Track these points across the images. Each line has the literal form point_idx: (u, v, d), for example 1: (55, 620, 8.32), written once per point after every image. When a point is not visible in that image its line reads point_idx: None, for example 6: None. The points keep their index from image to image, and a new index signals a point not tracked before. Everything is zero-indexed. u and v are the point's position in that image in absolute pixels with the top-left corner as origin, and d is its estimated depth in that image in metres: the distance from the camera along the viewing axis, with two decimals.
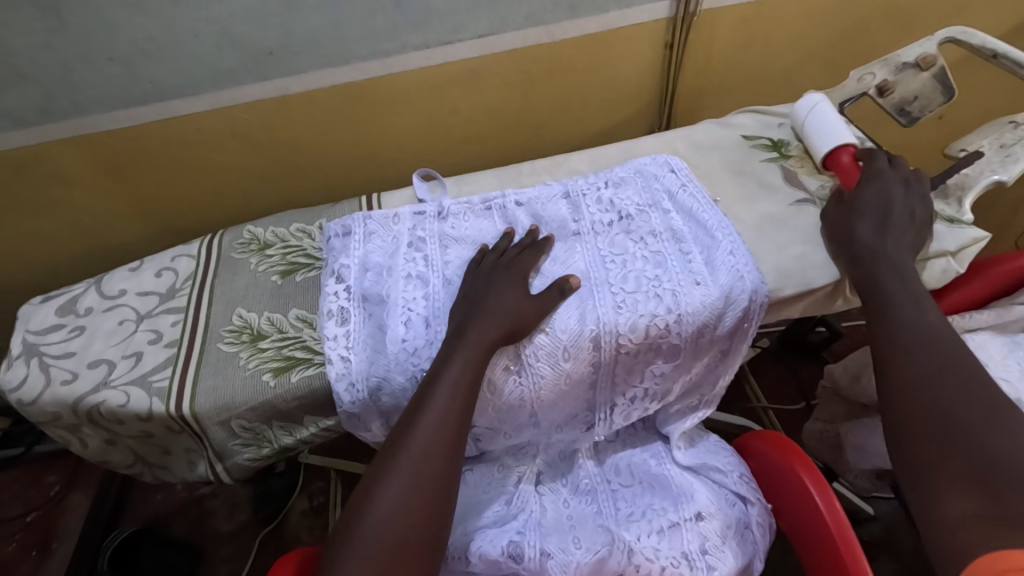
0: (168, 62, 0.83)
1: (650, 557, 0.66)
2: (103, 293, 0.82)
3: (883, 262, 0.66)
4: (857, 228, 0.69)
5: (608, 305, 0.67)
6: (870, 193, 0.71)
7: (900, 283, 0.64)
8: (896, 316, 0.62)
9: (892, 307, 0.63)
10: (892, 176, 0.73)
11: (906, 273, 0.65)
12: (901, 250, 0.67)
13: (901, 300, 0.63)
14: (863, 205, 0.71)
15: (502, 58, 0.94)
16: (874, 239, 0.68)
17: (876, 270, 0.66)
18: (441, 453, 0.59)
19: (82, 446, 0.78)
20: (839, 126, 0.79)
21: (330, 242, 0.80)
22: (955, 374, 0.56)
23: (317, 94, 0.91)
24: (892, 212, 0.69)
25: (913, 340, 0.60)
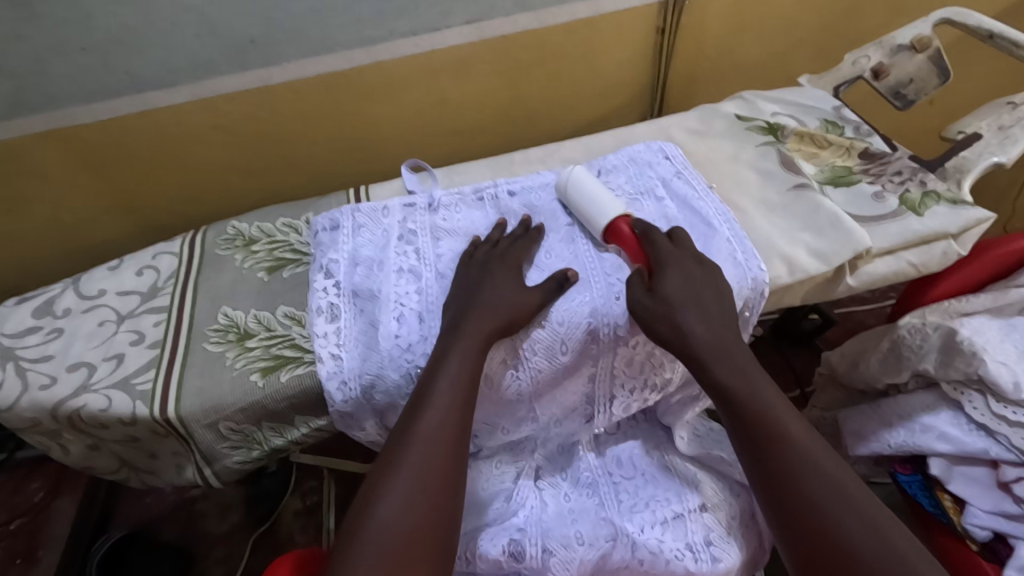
0: (146, 52, 0.80)
1: (654, 549, 0.65)
2: (82, 293, 0.79)
3: (735, 366, 0.60)
4: (681, 325, 0.61)
5: (602, 292, 0.66)
6: (670, 287, 0.62)
7: (756, 390, 0.59)
8: (760, 432, 0.57)
9: (757, 423, 0.58)
10: (684, 256, 0.65)
11: (747, 368, 0.60)
12: (733, 346, 0.61)
13: (764, 413, 0.58)
14: (673, 301, 0.62)
15: (492, 45, 0.92)
16: (707, 336, 0.61)
17: (723, 378, 0.60)
18: (448, 448, 0.58)
19: (64, 452, 0.75)
20: (602, 197, 0.70)
21: (317, 236, 0.78)
22: (838, 502, 0.53)
23: (301, 85, 0.89)
24: (689, 309, 0.62)
25: (774, 440, 0.57)
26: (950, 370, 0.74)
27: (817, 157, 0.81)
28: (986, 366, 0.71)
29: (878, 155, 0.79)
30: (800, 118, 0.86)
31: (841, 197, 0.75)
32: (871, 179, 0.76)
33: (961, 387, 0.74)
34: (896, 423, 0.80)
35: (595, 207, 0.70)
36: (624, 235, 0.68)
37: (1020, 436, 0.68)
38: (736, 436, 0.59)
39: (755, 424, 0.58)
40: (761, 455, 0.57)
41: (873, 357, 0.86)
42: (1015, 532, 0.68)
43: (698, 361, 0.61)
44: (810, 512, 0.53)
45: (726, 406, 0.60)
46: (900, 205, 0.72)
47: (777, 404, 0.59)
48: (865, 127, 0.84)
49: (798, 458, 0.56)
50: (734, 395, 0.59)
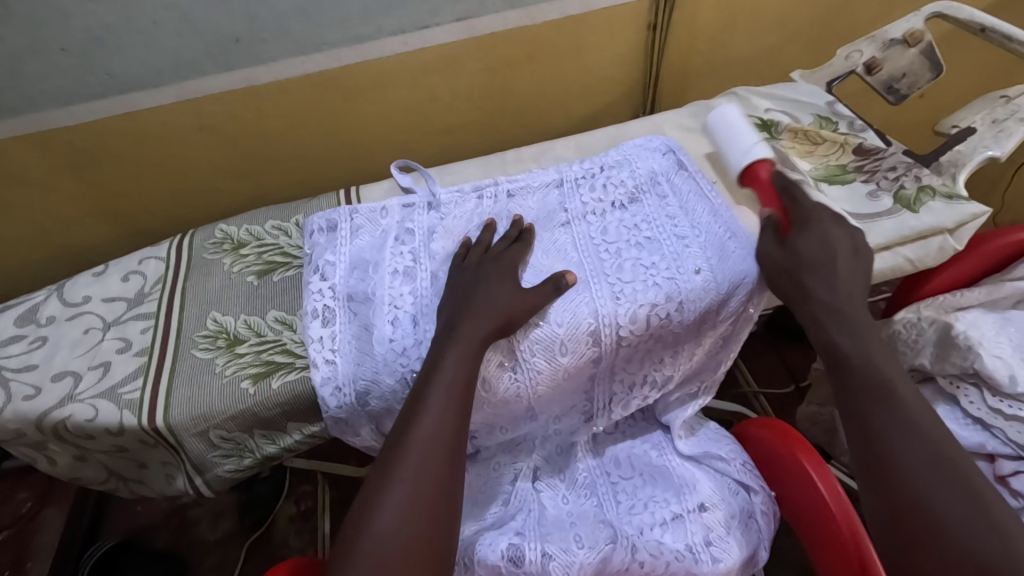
0: (127, 53, 0.78)
1: (654, 551, 0.64)
2: (65, 300, 0.77)
3: (851, 326, 0.60)
4: (804, 280, 0.62)
5: (669, 270, 0.66)
6: (807, 243, 0.64)
7: (866, 349, 0.59)
8: (866, 389, 0.57)
9: (865, 383, 0.57)
10: (825, 219, 0.66)
11: (860, 330, 0.60)
12: (853, 307, 0.61)
13: (872, 375, 0.57)
14: (805, 259, 0.63)
15: (482, 43, 0.91)
16: (828, 294, 0.61)
17: (833, 335, 0.60)
18: (442, 462, 0.56)
19: (50, 463, 0.73)
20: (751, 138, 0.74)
21: (312, 236, 0.76)
22: (944, 474, 0.52)
23: (287, 84, 0.87)
24: (827, 263, 0.63)
25: (875, 395, 0.56)
26: (946, 365, 0.74)
27: (812, 154, 0.80)
28: (982, 360, 0.70)
29: (873, 150, 0.79)
30: (793, 114, 0.86)
31: (837, 194, 0.75)
32: (865, 177, 0.76)
33: (957, 381, 0.75)
34: None
35: (742, 151, 0.73)
36: (761, 180, 0.72)
37: (1015, 430, 0.68)
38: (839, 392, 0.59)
39: (864, 383, 0.57)
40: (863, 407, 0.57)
41: None
42: None
43: (815, 317, 0.62)
44: (902, 474, 0.53)
45: (834, 361, 0.60)
46: (895, 203, 0.72)
47: (889, 367, 0.58)
48: (859, 123, 0.83)
49: (904, 425, 0.54)
50: (845, 351, 0.59)
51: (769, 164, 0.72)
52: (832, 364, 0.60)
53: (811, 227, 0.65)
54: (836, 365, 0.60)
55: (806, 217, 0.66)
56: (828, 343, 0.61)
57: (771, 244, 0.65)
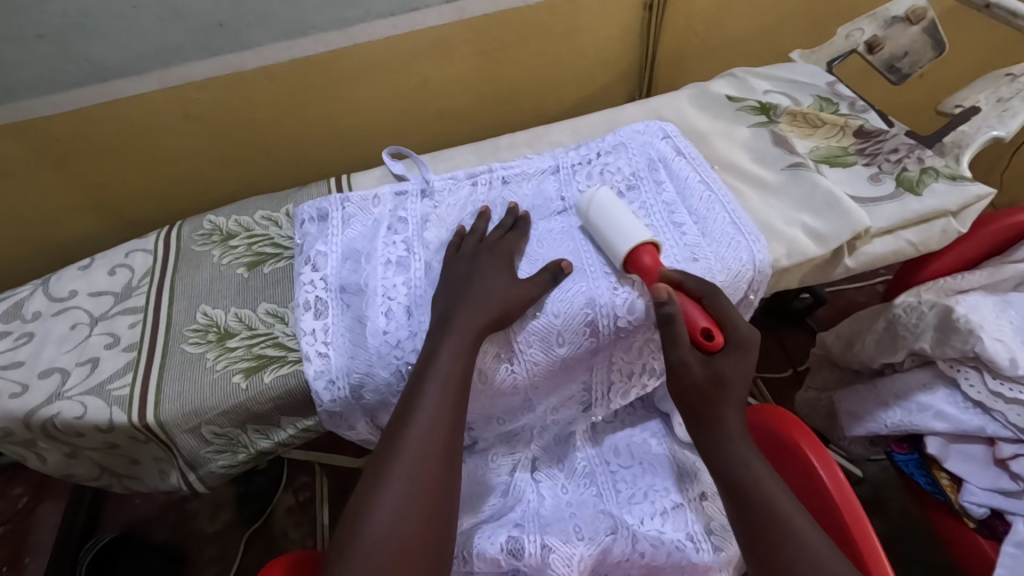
0: (106, 38, 0.75)
1: (655, 541, 0.64)
2: (51, 295, 0.76)
3: (732, 448, 0.57)
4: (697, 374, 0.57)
5: (675, 244, 0.66)
6: (730, 357, 0.57)
7: (750, 472, 0.56)
8: (764, 522, 0.54)
9: (754, 511, 0.55)
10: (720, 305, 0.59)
11: (740, 451, 0.56)
12: (738, 426, 0.58)
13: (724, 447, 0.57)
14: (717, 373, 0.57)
15: (473, 26, 0.88)
16: (718, 413, 0.57)
17: (720, 462, 0.57)
18: (439, 458, 0.55)
19: (40, 461, 0.72)
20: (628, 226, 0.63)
21: (302, 226, 0.75)
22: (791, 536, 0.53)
23: (274, 70, 0.84)
24: (742, 372, 0.57)
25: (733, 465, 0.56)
26: (946, 348, 0.73)
27: (813, 136, 0.79)
28: (983, 344, 0.69)
29: (875, 132, 0.77)
30: (793, 95, 0.84)
31: (838, 176, 0.74)
32: (867, 160, 0.75)
33: (957, 364, 0.74)
34: (893, 402, 0.79)
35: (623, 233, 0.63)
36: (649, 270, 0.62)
37: (1016, 413, 0.68)
38: (735, 520, 0.56)
39: (757, 515, 0.55)
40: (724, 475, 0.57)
41: (869, 337, 0.85)
42: (1011, 509, 0.67)
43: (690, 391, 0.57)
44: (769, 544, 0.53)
45: (722, 481, 0.57)
46: (897, 186, 0.71)
47: (775, 487, 0.56)
48: (860, 103, 0.82)
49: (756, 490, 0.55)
50: (731, 470, 0.56)
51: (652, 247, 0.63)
52: (726, 488, 0.57)
53: (731, 327, 0.58)
54: (731, 490, 0.56)
55: (725, 310, 0.58)
56: (719, 468, 0.57)
57: (693, 357, 0.57)
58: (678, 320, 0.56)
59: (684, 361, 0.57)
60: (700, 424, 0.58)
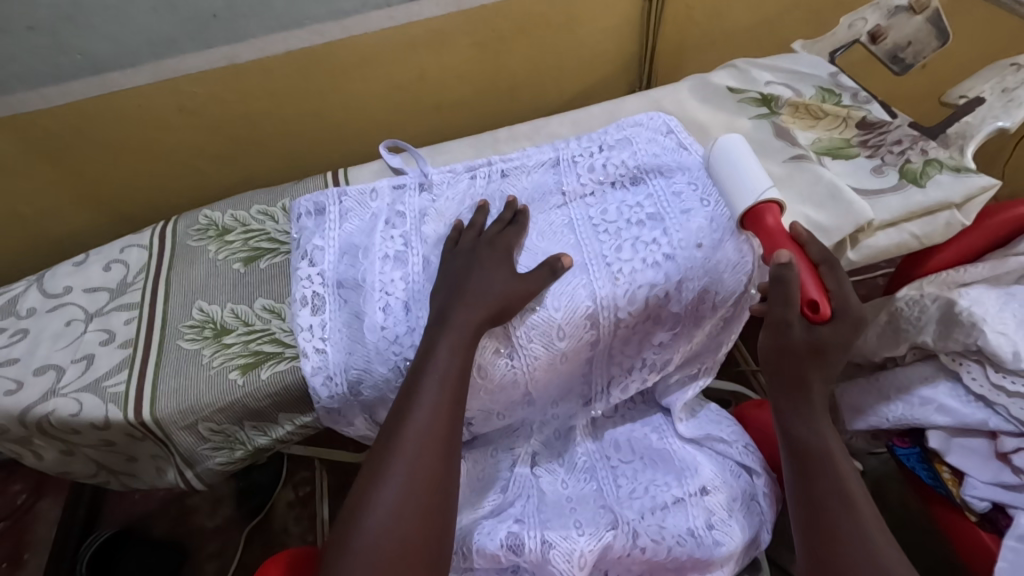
0: (98, 30, 0.74)
1: (656, 537, 0.64)
2: (45, 291, 0.75)
3: (814, 419, 0.60)
4: (802, 335, 0.59)
5: (678, 228, 0.64)
6: (833, 326, 0.59)
7: (825, 444, 0.60)
8: (822, 485, 0.58)
9: (817, 474, 0.59)
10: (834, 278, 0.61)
11: (820, 422, 0.60)
12: (823, 403, 0.61)
13: (802, 414, 0.61)
14: (822, 341, 0.59)
15: (471, 16, 0.87)
16: (807, 381, 0.61)
17: (797, 428, 0.61)
18: (437, 455, 0.55)
19: (36, 458, 0.72)
20: (757, 176, 0.62)
21: (299, 221, 0.74)
22: (843, 503, 0.57)
23: (269, 62, 0.83)
24: (846, 343, 0.59)
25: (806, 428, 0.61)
26: (949, 341, 0.73)
27: (814, 128, 0.78)
28: (986, 337, 0.69)
29: (878, 123, 0.76)
30: (795, 86, 0.83)
31: (840, 169, 0.73)
32: (870, 152, 0.74)
33: (960, 357, 0.73)
34: (894, 396, 0.78)
35: (745, 185, 0.62)
36: (770, 228, 0.60)
37: (1018, 407, 0.67)
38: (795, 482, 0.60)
39: (823, 482, 0.58)
40: (793, 436, 0.61)
41: (870, 331, 0.84)
42: (1014, 502, 0.67)
43: (788, 350, 0.60)
44: (824, 503, 0.57)
45: (792, 443, 0.61)
46: (901, 178, 0.70)
47: (842, 462, 0.59)
48: (863, 94, 0.81)
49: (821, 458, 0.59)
50: (807, 434, 0.60)
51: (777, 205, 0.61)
52: (794, 450, 0.61)
53: (843, 300, 0.60)
54: (800, 452, 0.60)
55: (836, 285, 0.61)
56: (795, 436, 0.61)
57: (804, 324, 0.60)
58: (794, 286, 0.57)
59: (787, 322, 0.59)
60: (786, 391, 0.62)
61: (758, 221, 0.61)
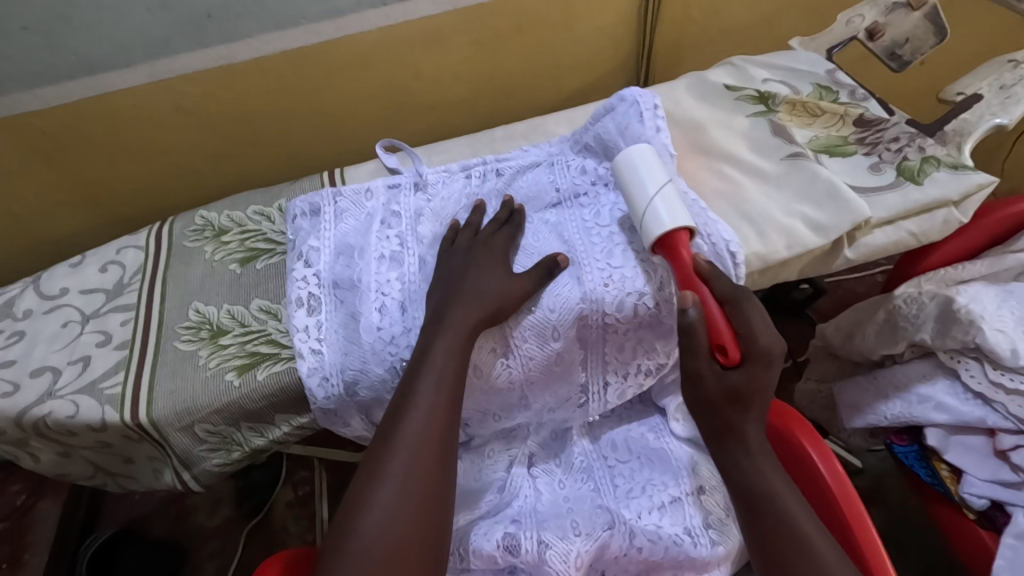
0: (93, 31, 0.74)
1: (652, 536, 0.63)
2: (42, 293, 0.75)
3: (752, 467, 0.57)
4: (723, 381, 0.56)
5: None
6: (746, 369, 0.55)
7: (770, 489, 0.56)
8: (778, 534, 0.55)
9: (773, 525, 0.55)
10: (753, 311, 0.57)
11: (762, 467, 0.57)
12: (760, 442, 0.58)
13: (744, 460, 0.57)
14: (740, 387, 0.56)
15: (468, 15, 0.87)
16: (742, 429, 0.57)
17: (741, 476, 0.57)
18: (433, 456, 0.55)
19: (33, 460, 0.72)
20: (672, 204, 0.61)
21: (295, 221, 0.73)
22: (802, 554, 0.54)
23: (265, 62, 0.83)
24: (762, 385, 0.56)
25: (752, 476, 0.57)
26: (947, 340, 0.72)
27: (812, 125, 0.78)
28: (984, 335, 0.69)
29: (875, 121, 0.76)
30: (792, 83, 0.83)
31: (837, 167, 0.73)
32: (867, 149, 0.74)
33: (957, 355, 0.73)
34: (893, 394, 0.78)
35: (659, 212, 0.61)
36: (681, 260, 0.60)
37: (1017, 404, 0.68)
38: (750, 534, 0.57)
39: (773, 531, 0.55)
40: (741, 486, 0.57)
41: (868, 328, 0.83)
42: (1012, 500, 0.67)
43: (711, 401, 0.57)
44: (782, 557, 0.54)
45: (740, 493, 0.57)
46: (898, 175, 0.70)
47: (791, 503, 0.56)
48: (861, 91, 0.81)
49: (774, 507, 0.56)
50: (751, 482, 0.57)
51: (689, 235, 0.61)
52: (743, 499, 0.57)
53: (758, 340, 0.56)
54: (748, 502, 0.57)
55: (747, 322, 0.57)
56: (740, 486, 0.57)
57: (710, 368, 0.56)
58: (699, 330, 0.55)
59: (698, 372, 0.57)
60: (719, 439, 0.58)
61: (670, 257, 0.61)
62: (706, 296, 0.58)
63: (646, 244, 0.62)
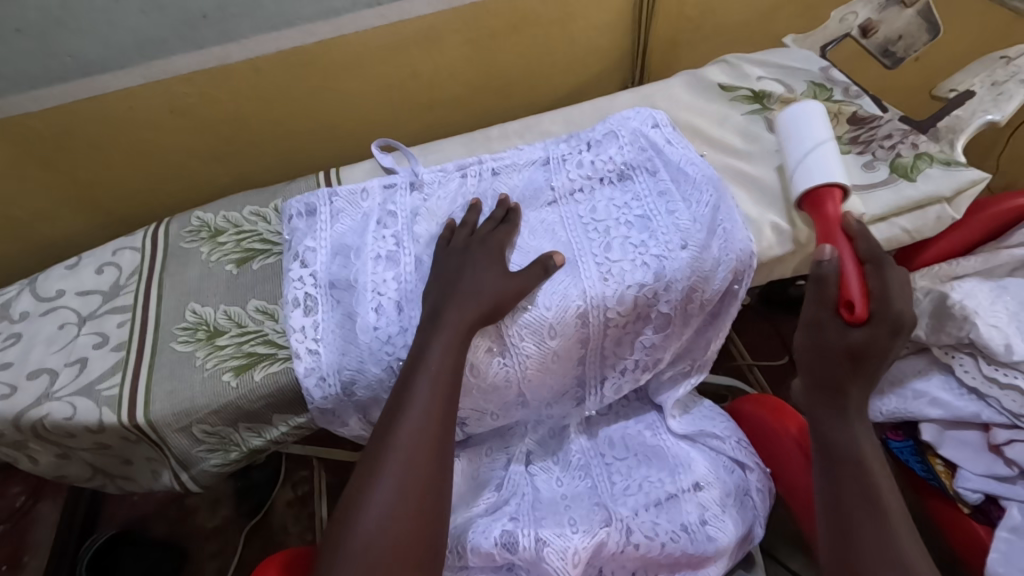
0: (86, 32, 0.74)
1: (649, 534, 0.64)
2: (38, 295, 0.75)
3: (845, 421, 0.60)
4: (846, 335, 0.60)
5: (667, 228, 0.66)
6: (870, 328, 0.59)
7: (855, 446, 0.59)
8: (849, 484, 0.58)
9: (850, 475, 0.58)
10: (897, 275, 0.61)
11: (853, 425, 0.60)
12: (860, 411, 0.60)
13: (836, 417, 0.61)
14: (855, 347, 0.60)
15: (462, 14, 0.87)
16: (849, 390, 0.61)
17: (830, 428, 0.61)
18: (430, 456, 0.55)
19: (31, 462, 0.72)
20: (827, 162, 0.67)
21: (291, 222, 0.74)
22: (867, 507, 0.56)
23: (260, 62, 0.83)
24: (882, 350, 0.59)
25: (843, 429, 0.60)
26: (941, 335, 0.73)
27: None
28: (979, 330, 0.70)
29: (868, 119, 0.76)
30: (786, 82, 0.83)
31: None
32: (860, 148, 0.74)
33: (952, 351, 0.74)
34: (888, 389, 0.77)
35: (808, 169, 0.67)
36: (828, 212, 0.65)
37: (1010, 399, 0.68)
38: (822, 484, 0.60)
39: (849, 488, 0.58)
40: (828, 430, 0.61)
41: None
42: (1006, 493, 0.67)
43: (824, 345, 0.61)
44: (847, 507, 0.57)
45: (825, 445, 0.61)
46: (891, 173, 0.71)
47: (877, 470, 0.58)
48: (854, 88, 0.81)
49: (854, 463, 0.58)
50: (841, 438, 0.60)
51: (841, 192, 0.66)
52: (825, 452, 0.60)
53: (890, 303, 0.60)
54: (827, 452, 0.60)
55: (882, 286, 0.61)
56: (827, 437, 0.61)
57: (839, 325, 0.61)
58: (829, 282, 0.61)
59: (822, 323, 0.61)
60: (824, 396, 0.62)
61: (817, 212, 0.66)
62: (844, 250, 0.62)
63: (796, 199, 0.68)
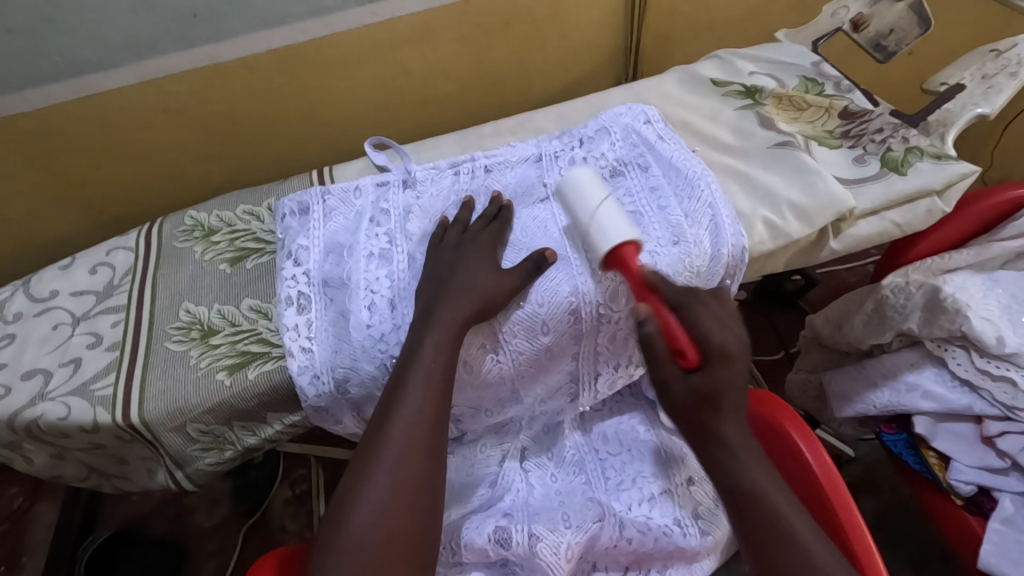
0: (77, 31, 0.74)
1: (643, 528, 0.64)
2: (32, 295, 0.75)
3: (731, 461, 0.55)
4: (692, 379, 0.55)
5: (659, 223, 0.65)
6: (706, 372, 0.54)
7: (753, 482, 0.54)
8: (760, 523, 0.54)
9: (759, 520, 0.54)
10: (703, 304, 0.56)
11: (745, 461, 0.55)
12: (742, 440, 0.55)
13: (726, 459, 0.55)
14: (704, 388, 0.55)
15: (454, 11, 0.87)
16: (720, 432, 0.55)
17: (722, 471, 0.55)
18: (422, 454, 0.55)
19: (27, 463, 0.72)
20: (608, 222, 0.60)
21: (284, 220, 0.73)
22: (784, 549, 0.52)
23: (252, 61, 0.83)
24: (723, 387, 0.54)
25: (735, 470, 0.55)
26: (934, 328, 0.73)
27: (798, 120, 0.78)
28: (972, 322, 0.69)
29: (859, 113, 0.77)
30: (779, 77, 0.83)
31: (824, 158, 0.73)
32: (852, 142, 0.74)
33: (944, 344, 0.74)
34: (882, 383, 0.78)
35: (598, 229, 0.60)
36: (627, 265, 0.59)
37: (1002, 391, 0.68)
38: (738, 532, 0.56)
39: (763, 526, 0.54)
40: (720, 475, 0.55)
41: (857, 318, 0.84)
42: (998, 485, 0.67)
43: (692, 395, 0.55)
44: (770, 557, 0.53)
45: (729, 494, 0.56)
46: (883, 166, 0.71)
47: (776, 498, 0.54)
48: (845, 83, 0.81)
49: (759, 503, 0.54)
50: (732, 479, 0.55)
51: (634, 247, 0.59)
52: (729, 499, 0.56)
53: (715, 337, 0.55)
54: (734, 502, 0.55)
55: (698, 322, 0.55)
56: (724, 482, 0.55)
57: (673, 376, 0.56)
58: (653, 343, 0.56)
59: (665, 381, 0.56)
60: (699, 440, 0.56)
61: (620, 269, 0.60)
62: (653, 304, 0.57)
63: (596, 263, 0.60)
